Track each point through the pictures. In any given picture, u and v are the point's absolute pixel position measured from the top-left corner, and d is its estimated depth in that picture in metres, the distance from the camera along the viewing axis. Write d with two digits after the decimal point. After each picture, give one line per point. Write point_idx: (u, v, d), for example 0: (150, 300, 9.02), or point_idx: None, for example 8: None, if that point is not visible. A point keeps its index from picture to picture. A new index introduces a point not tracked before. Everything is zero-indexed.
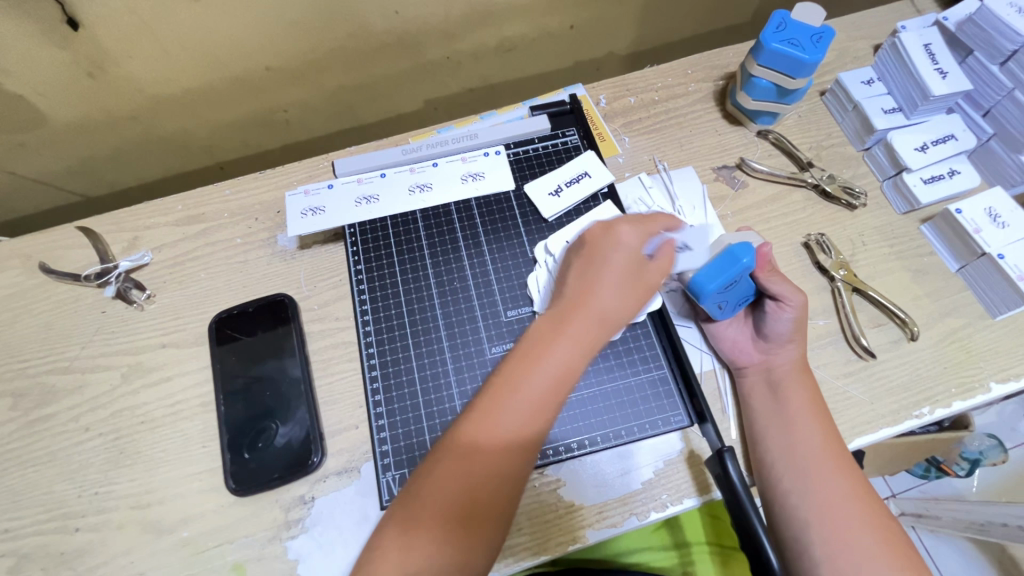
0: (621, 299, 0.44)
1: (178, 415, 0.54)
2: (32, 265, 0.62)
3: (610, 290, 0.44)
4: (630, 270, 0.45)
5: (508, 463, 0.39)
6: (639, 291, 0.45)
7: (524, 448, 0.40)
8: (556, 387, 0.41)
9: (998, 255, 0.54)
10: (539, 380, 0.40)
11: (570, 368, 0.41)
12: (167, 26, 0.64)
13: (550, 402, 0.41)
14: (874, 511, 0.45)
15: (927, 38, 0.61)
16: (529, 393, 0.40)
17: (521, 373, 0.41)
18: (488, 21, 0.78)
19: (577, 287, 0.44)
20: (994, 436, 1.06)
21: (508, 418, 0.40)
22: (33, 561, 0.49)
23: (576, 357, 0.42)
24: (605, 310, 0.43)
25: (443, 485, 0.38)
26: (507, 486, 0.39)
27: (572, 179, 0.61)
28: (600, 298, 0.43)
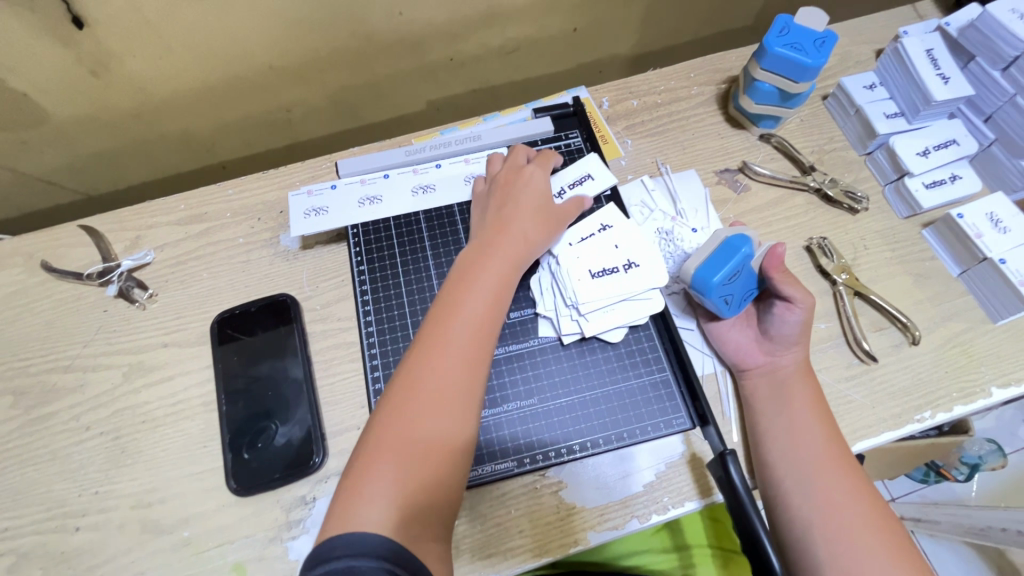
0: (535, 224, 0.53)
1: (180, 415, 0.54)
2: (34, 264, 0.62)
3: (525, 218, 0.53)
4: (538, 205, 0.54)
5: (463, 368, 0.43)
6: (549, 220, 0.54)
7: (477, 354, 0.44)
8: (494, 300, 0.47)
9: (999, 260, 0.54)
10: (478, 296, 0.47)
11: (504, 283, 0.48)
12: (171, 25, 0.64)
13: (491, 313, 0.47)
14: (876, 511, 0.45)
15: (929, 43, 0.62)
16: (471, 309, 0.46)
17: (461, 294, 0.47)
18: (491, 23, 0.79)
19: (497, 225, 0.52)
20: (994, 441, 1.06)
21: (458, 331, 0.44)
22: (33, 560, 0.49)
23: (506, 274, 0.49)
24: (523, 236, 0.52)
25: (407, 405, 0.41)
26: (469, 390, 0.43)
27: (575, 181, 0.60)
28: (518, 229, 0.52)
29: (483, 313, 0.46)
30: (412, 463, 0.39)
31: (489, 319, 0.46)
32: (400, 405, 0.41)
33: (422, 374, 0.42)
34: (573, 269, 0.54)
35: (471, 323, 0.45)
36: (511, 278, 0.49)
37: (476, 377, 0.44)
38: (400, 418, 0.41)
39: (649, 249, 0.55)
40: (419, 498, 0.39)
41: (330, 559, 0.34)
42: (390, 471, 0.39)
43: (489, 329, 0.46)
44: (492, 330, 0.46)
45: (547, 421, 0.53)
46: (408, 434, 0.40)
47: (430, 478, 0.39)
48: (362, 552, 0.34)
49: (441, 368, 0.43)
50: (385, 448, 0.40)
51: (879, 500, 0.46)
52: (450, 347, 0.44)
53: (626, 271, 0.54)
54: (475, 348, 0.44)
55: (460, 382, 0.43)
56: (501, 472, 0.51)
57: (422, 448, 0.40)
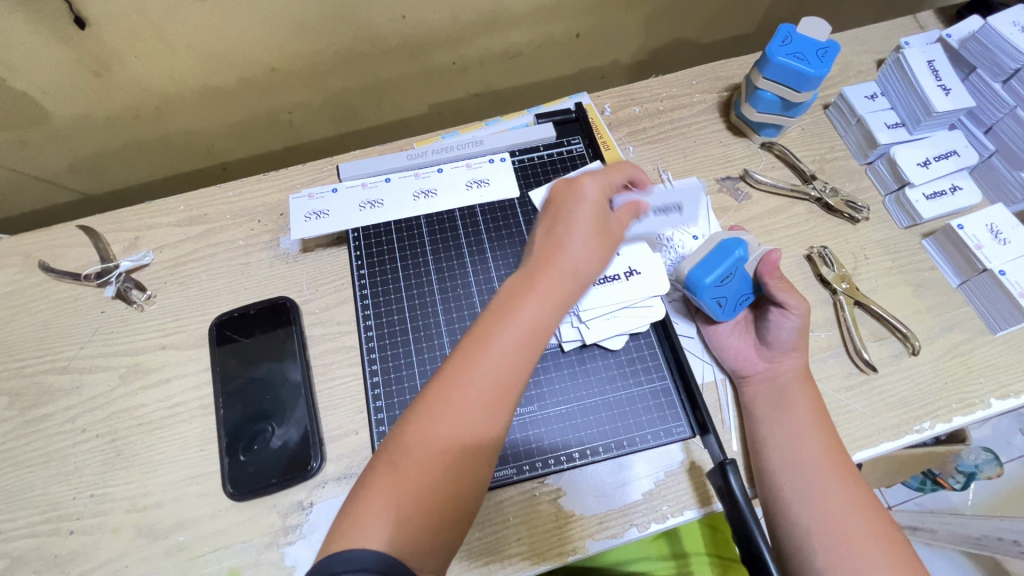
0: (591, 251, 0.43)
1: (177, 417, 0.54)
2: (32, 264, 0.61)
3: (582, 243, 0.43)
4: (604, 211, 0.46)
5: (495, 393, 0.39)
6: (614, 232, 0.46)
7: (512, 381, 0.39)
8: (543, 321, 0.41)
9: (999, 271, 0.54)
10: (524, 315, 0.40)
11: (555, 302, 0.41)
12: (174, 26, 0.63)
13: (536, 335, 0.40)
14: (877, 521, 0.44)
15: (930, 54, 0.62)
16: (515, 329, 0.40)
17: (504, 309, 0.41)
18: (494, 27, 0.79)
19: (550, 244, 0.44)
20: (990, 450, 1.07)
21: (496, 352, 0.39)
22: (26, 564, 0.49)
23: (555, 307, 0.41)
24: (585, 250, 0.44)
25: (431, 423, 0.38)
26: (496, 418, 0.39)
27: (662, 208, 0.52)
28: (578, 241, 0.43)
29: (525, 334, 0.40)
30: (425, 485, 0.37)
31: (531, 342, 0.40)
32: (424, 421, 0.38)
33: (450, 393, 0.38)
34: None
35: (511, 345, 0.39)
36: (566, 296, 0.42)
37: (508, 403, 0.39)
38: (421, 436, 0.37)
39: (648, 257, 0.56)
40: (426, 520, 0.36)
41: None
42: (399, 489, 0.36)
43: (530, 354, 0.40)
44: (534, 355, 0.40)
45: (547, 427, 0.52)
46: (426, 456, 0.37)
47: (424, 515, 0.36)
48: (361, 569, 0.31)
49: (471, 391, 0.38)
50: (401, 466, 0.37)
51: (880, 509, 0.45)
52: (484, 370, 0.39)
53: (627, 278, 0.55)
54: (512, 374, 0.39)
55: (489, 408, 0.38)
56: (500, 478, 0.50)
57: (436, 472, 0.37)
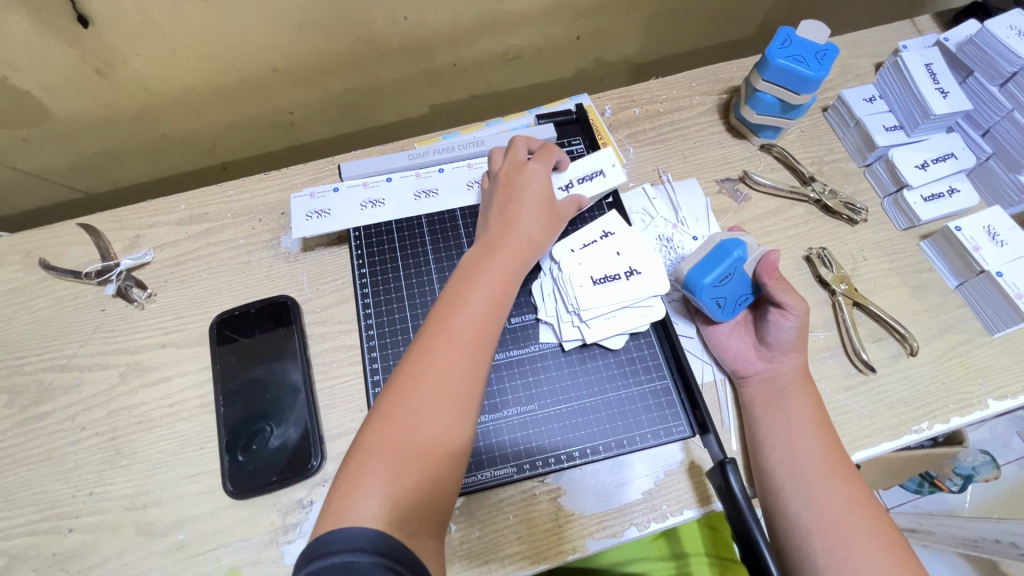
0: (537, 227, 0.53)
1: (177, 416, 0.54)
2: (32, 262, 0.61)
3: (529, 219, 0.53)
4: (542, 205, 0.54)
5: (464, 368, 0.43)
6: (551, 221, 0.54)
7: (477, 356, 0.44)
8: (496, 300, 0.47)
9: (996, 272, 0.55)
10: (480, 295, 0.46)
11: (507, 282, 0.49)
12: (176, 25, 0.64)
13: (492, 313, 0.46)
14: (874, 520, 0.45)
15: (928, 57, 0.63)
16: (474, 308, 0.45)
17: (462, 293, 0.46)
18: (495, 29, 0.79)
19: (502, 225, 0.52)
20: (987, 452, 1.08)
21: (461, 330, 0.44)
22: (24, 562, 0.49)
23: (512, 270, 0.49)
24: (527, 237, 0.52)
25: (408, 399, 0.41)
26: (466, 390, 0.42)
27: (585, 175, 0.60)
28: (525, 220, 0.53)
29: (484, 314, 0.46)
30: (410, 465, 0.38)
31: (491, 318, 0.46)
32: (403, 402, 0.41)
33: (422, 375, 0.42)
34: (574, 275, 0.54)
35: (473, 322, 0.45)
36: (514, 277, 0.49)
37: (475, 375, 0.43)
38: (399, 415, 0.40)
39: (649, 256, 0.55)
40: (415, 499, 0.38)
41: (326, 554, 0.33)
42: (382, 468, 0.38)
43: (491, 330, 0.46)
44: (494, 329, 0.46)
45: (548, 427, 0.53)
46: (408, 433, 0.39)
47: (425, 474, 0.39)
48: (360, 548, 0.33)
49: (443, 368, 0.42)
50: (383, 445, 0.39)
51: (878, 509, 0.46)
52: (449, 346, 0.43)
53: (628, 278, 0.54)
54: (474, 351, 0.44)
55: (460, 382, 0.42)
56: (500, 477, 0.51)
57: (419, 448, 0.39)
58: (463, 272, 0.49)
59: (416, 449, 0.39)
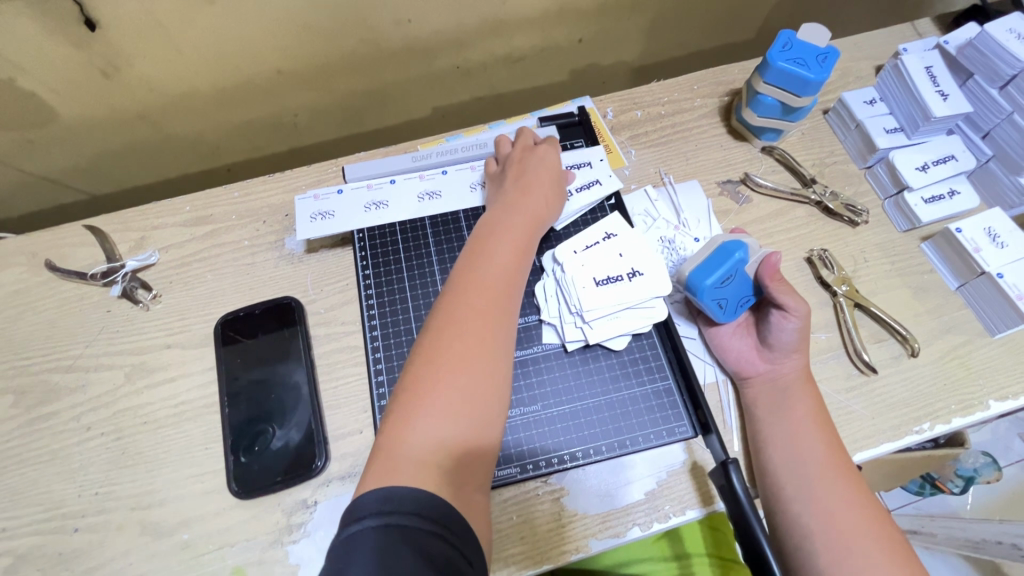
0: (550, 191, 0.56)
1: (181, 416, 0.54)
2: (38, 263, 0.62)
3: (544, 183, 0.56)
4: (552, 172, 0.57)
5: (498, 312, 0.44)
6: (559, 185, 0.58)
7: (508, 301, 0.46)
8: (519, 254, 0.49)
9: (997, 274, 0.55)
10: (504, 249, 0.48)
11: (527, 239, 0.51)
12: (182, 28, 0.64)
13: (518, 263, 0.48)
14: (875, 520, 0.45)
15: (928, 61, 0.63)
16: (500, 259, 0.47)
17: (487, 248, 0.48)
18: (498, 32, 0.80)
19: (519, 190, 0.55)
20: (988, 454, 1.08)
21: (492, 277, 0.46)
22: (30, 562, 0.49)
23: (531, 229, 0.52)
24: (543, 200, 0.55)
25: (448, 342, 0.42)
26: (501, 333, 0.43)
27: (583, 185, 0.61)
28: (540, 184, 0.55)
29: (511, 265, 0.48)
30: (458, 403, 0.39)
31: (517, 268, 0.48)
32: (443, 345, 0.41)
33: (460, 320, 0.43)
34: (577, 277, 0.55)
35: (501, 271, 0.47)
36: (532, 235, 0.52)
37: (509, 320, 0.45)
38: (443, 357, 0.41)
39: (651, 257, 0.56)
40: (460, 442, 0.39)
41: (359, 518, 0.33)
42: (429, 406, 0.39)
43: (517, 280, 0.47)
44: (521, 278, 0.48)
45: (551, 427, 0.53)
46: (453, 372, 0.40)
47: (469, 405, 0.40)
48: (377, 510, 0.33)
49: (479, 313, 0.43)
50: (430, 386, 0.40)
51: (880, 509, 0.46)
52: (481, 294, 0.45)
53: (630, 279, 0.54)
54: (506, 297, 0.45)
55: (497, 325, 0.43)
56: (503, 477, 0.51)
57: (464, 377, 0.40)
58: (482, 236, 0.50)
59: (461, 387, 0.40)
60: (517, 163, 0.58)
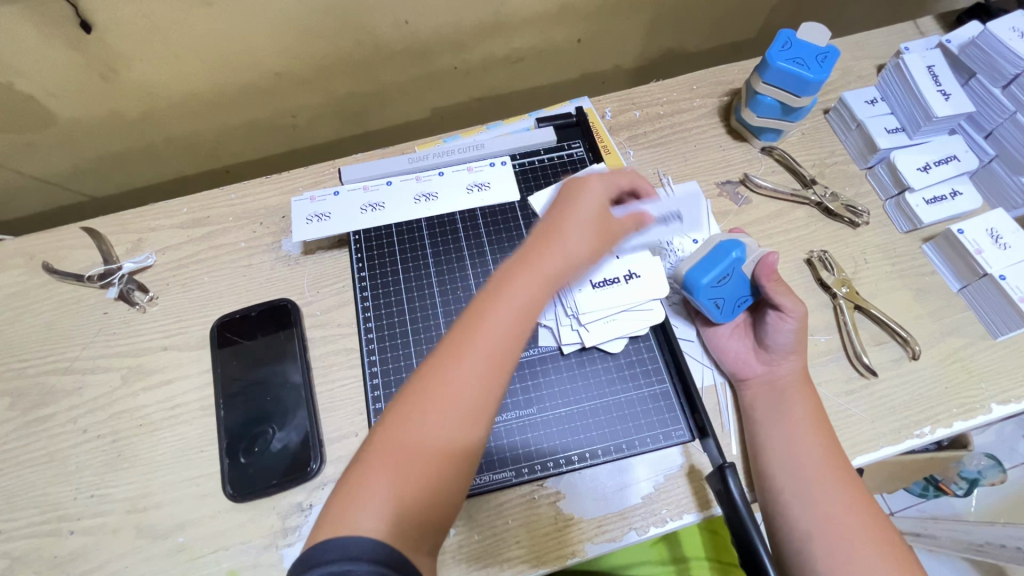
0: (590, 240, 0.46)
1: (177, 418, 0.54)
2: (36, 265, 0.62)
3: (585, 230, 0.46)
4: (600, 217, 0.47)
5: (482, 389, 0.40)
6: (606, 234, 0.47)
7: (498, 376, 0.40)
8: (528, 315, 0.42)
9: (999, 276, 0.54)
10: (511, 311, 0.41)
11: (545, 295, 0.43)
12: (179, 30, 0.64)
13: (523, 328, 0.42)
14: (875, 525, 0.45)
15: (930, 60, 0.62)
16: (502, 322, 0.41)
17: (492, 305, 0.42)
18: (497, 32, 0.79)
19: (550, 231, 0.46)
20: (992, 456, 1.07)
21: (485, 346, 0.40)
22: (26, 564, 0.49)
23: (551, 284, 0.44)
24: (575, 249, 0.46)
25: (421, 413, 0.38)
26: (478, 414, 0.40)
27: None
28: (580, 228, 0.46)
29: (511, 332, 0.41)
30: (421, 477, 0.37)
31: (518, 335, 0.41)
32: (413, 417, 0.38)
33: (436, 391, 0.39)
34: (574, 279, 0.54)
35: (498, 339, 0.41)
36: (552, 290, 0.44)
37: (492, 398, 0.40)
38: (409, 431, 0.38)
39: (648, 259, 0.55)
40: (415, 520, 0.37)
41: (318, 564, 0.32)
42: (385, 481, 0.37)
43: (516, 347, 0.42)
44: (520, 345, 0.42)
45: (547, 431, 0.52)
46: (415, 450, 0.38)
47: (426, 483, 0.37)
48: (354, 557, 0.33)
49: (461, 388, 0.39)
50: (390, 459, 0.37)
51: (880, 515, 0.45)
52: (469, 364, 0.40)
53: (627, 281, 0.54)
54: (496, 375, 0.40)
55: (476, 404, 0.39)
56: (499, 481, 0.50)
57: (428, 452, 0.38)
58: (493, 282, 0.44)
59: (421, 470, 0.37)
60: (563, 193, 0.49)
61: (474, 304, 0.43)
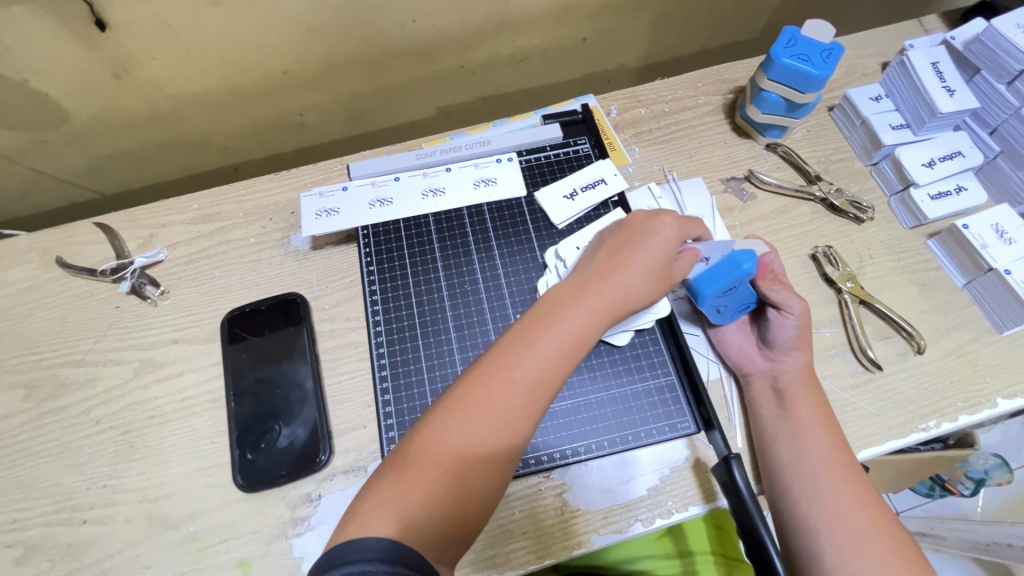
0: (645, 281, 0.46)
1: (188, 410, 0.55)
2: (49, 260, 0.63)
3: (640, 269, 0.46)
4: (659, 261, 0.47)
5: (514, 416, 0.40)
6: (661, 281, 0.47)
7: (531, 406, 0.41)
8: (571, 350, 0.42)
9: (1004, 271, 0.55)
10: (555, 342, 0.42)
11: (588, 330, 0.43)
12: (191, 29, 0.65)
13: (563, 362, 0.42)
14: (882, 519, 0.45)
15: (935, 57, 0.62)
16: (544, 352, 0.41)
17: (536, 333, 0.42)
18: (503, 31, 0.80)
19: (607, 266, 0.47)
20: (999, 456, 1.06)
21: (526, 371, 0.41)
22: (40, 552, 0.50)
23: (598, 321, 0.44)
24: (628, 287, 0.45)
25: (450, 430, 0.39)
26: (509, 440, 0.40)
27: (588, 184, 0.62)
28: (636, 267, 0.46)
29: (550, 365, 0.41)
30: (443, 484, 0.38)
31: (558, 367, 0.42)
32: (442, 433, 0.39)
33: (473, 403, 0.40)
34: None
35: (537, 369, 0.41)
36: (596, 328, 0.44)
37: (525, 425, 0.41)
38: (436, 445, 0.39)
39: None
40: (427, 526, 0.37)
41: (342, 564, 0.32)
42: (406, 492, 0.37)
43: (553, 381, 0.42)
44: (558, 378, 0.42)
45: (553, 423, 0.53)
46: (438, 467, 0.38)
47: (447, 492, 0.38)
48: (372, 558, 0.33)
49: (493, 412, 0.40)
50: (413, 471, 0.38)
51: (886, 508, 0.46)
52: (504, 389, 0.40)
53: None
54: (529, 405, 0.41)
55: (506, 430, 0.40)
56: None
57: (453, 462, 0.38)
58: (544, 305, 0.45)
59: (440, 486, 0.38)
60: (629, 230, 0.49)
61: (526, 325, 0.43)
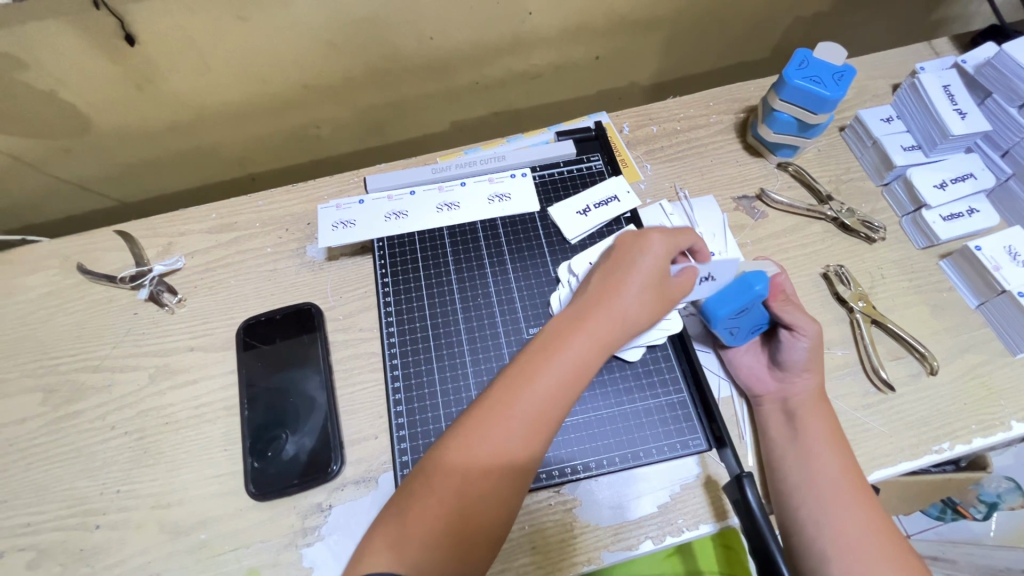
0: (642, 305, 0.47)
1: (201, 417, 0.55)
2: (70, 266, 0.64)
3: (636, 294, 0.47)
4: (655, 282, 0.47)
5: (518, 443, 0.41)
6: (660, 303, 0.48)
7: (534, 437, 0.42)
8: (573, 377, 0.44)
9: (1018, 292, 0.54)
10: (554, 374, 0.43)
11: (590, 359, 0.45)
12: (214, 45, 0.67)
13: (563, 393, 0.43)
14: (892, 544, 0.44)
15: (946, 79, 0.63)
16: (544, 385, 0.43)
17: (539, 365, 0.43)
18: (517, 48, 0.81)
19: (603, 293, 0.47)
20: (1012, 479, 1.05)
21: (531, 400, 0.42)
22: (52, 557, 0.50)
23: (599, 347, 0.45)
24: (626, 315, 0.46)
25: (456, 462, 0.40)
26: (515, 466, 0.41)
27: (600, 201, 0.63)
28: (633, 292, 0.47)
29: (553, 395, 0.43)
30: (455, 514, 0.39)
31: (562, 395, 0.43)
32: (448, 467, 0.40)
33: (480, 434, 0.41)
34: None
35: (540, 401, 0.42)
36: (596, 359, 0.45)
37: (532, 452, 0.42)
38: (445, 475, 0.40)
39: None
40: (441, 556, 0.38)
41: None
42: (414, 524, 0.39)
43: (556, 411, 0.43)
44: (563, 405, 0.43)
45: (564, 437, 0.53)
46: (447, 498, 0.39)
47: (457, 522, 0.39)
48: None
49: (496, 445, 0.41)
50: (422, 502, 0.39)
51: (898, 535, 0.45)
52: (507, 422, 0.41)
53: None
54: (534, 433, 0.42)
55: (512, 458, 0.41)
56: None
57: (462, 492, 0.40)
58: (548, 335, 0.46)
59: (449, 517, 0.39)
60: (620, 251, 0.49)
61: (529, 355, 0.45)
